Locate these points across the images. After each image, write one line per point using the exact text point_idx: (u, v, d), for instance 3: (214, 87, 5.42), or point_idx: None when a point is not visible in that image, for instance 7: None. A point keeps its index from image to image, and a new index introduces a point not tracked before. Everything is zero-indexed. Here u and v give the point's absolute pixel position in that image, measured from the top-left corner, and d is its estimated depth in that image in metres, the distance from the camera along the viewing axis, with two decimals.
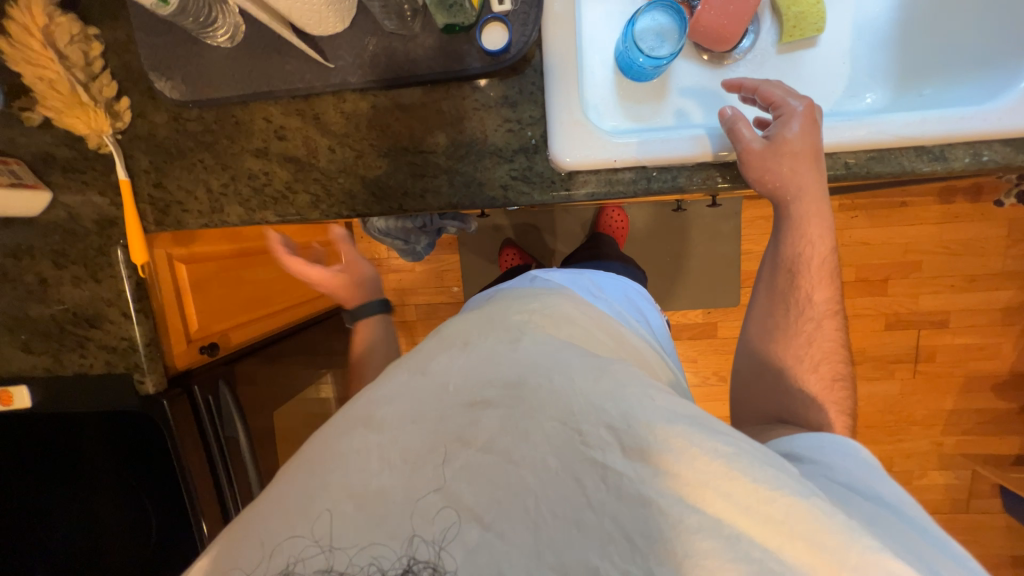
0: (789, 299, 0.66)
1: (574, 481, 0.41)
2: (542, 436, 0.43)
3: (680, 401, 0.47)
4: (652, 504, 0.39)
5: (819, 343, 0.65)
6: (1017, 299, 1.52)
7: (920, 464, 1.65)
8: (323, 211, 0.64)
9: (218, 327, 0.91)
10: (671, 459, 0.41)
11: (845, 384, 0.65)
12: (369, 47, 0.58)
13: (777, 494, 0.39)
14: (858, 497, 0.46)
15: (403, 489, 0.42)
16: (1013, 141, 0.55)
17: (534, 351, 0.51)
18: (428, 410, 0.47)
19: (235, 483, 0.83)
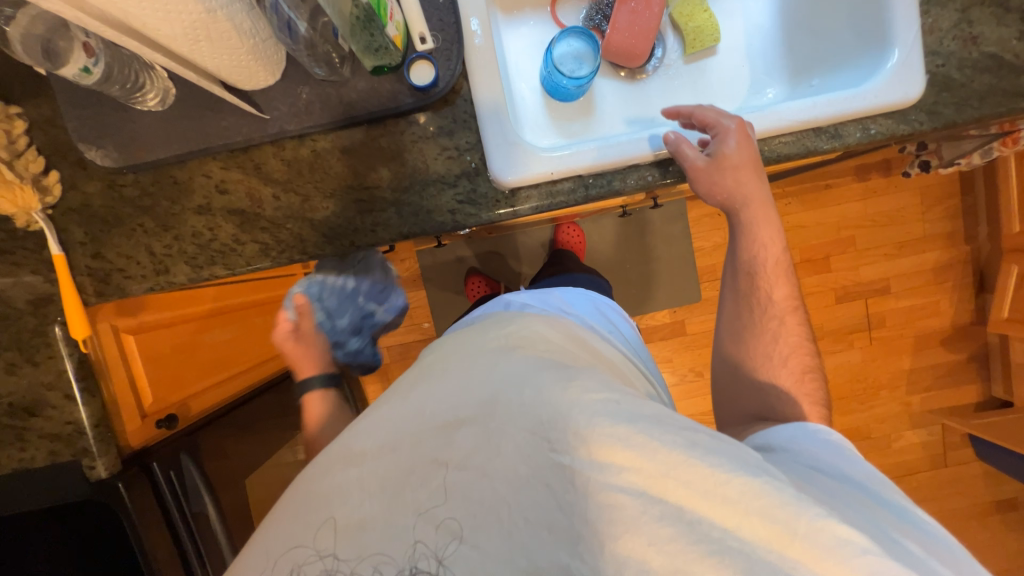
0: (752, 299, 0.70)
1: (544, 487, 0.44)
2: (513, 452, 0.46)
3: (648, 402, 0.49)
4: (620, 498, 0.42)
5: (785, 339, 0.69)
6: (943, 258, 1.66)
7: (895, 426, 1.73)
8: (274, 258, 0.64)
9: (176, 397, 0.86)
10: (635, 453, 0.43)
11: (814, 377, 0.69)
12: (303, 95, 0.60)
13: (733, 478, 0.42)
14: (824, 477, 0.52)
15: (392, 510, 0.46)
16: (894, 114, 0.63)
17: (503, 368, 0.52)
18: (407, 439, 0.50)
19: (207, 563, 0.77)
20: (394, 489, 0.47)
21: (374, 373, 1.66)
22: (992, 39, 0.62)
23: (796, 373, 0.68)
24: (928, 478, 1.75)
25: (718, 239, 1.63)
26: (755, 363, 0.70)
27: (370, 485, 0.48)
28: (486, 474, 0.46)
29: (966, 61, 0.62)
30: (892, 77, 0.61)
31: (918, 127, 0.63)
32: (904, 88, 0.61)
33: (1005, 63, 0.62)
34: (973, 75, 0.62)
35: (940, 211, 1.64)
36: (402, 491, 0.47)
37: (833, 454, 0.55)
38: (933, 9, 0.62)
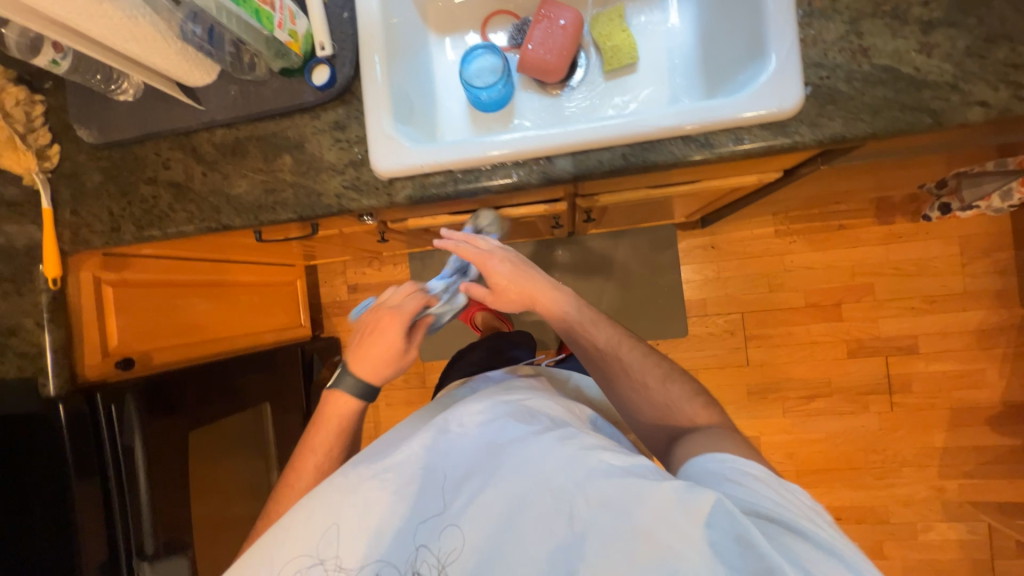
0: (596, 361, 0.74)
1: (548, 530, 0.54)
2: (517, 496, 0.56)
3: (635, 463, 0.56)
4: (602, 544, 0.51)
5: (635, 369, 0.73)
6: (990, 320, 1.42)
7: (923, 514, 1.45)
8: (196, 225, 0.75)
9: (141, 346, 1.00)
10: (619, 510, 0.51)
11: (676, 377, 0.74)
12: (232, 92, 0.73)
13: (702, 531, 0.48)
14: (760, 519, 0.51)
15: (408, 532, 0.57)
16: (771, 125, 0.61)
17: (509, 431, 0.63)
18: (416, 479, 0.60)
19: (125, 493, 0.88)
20: (410, 517, 0.57)
21: None
22: (886, 51, 0.58)
23: (658, 385, 0.73)
24: None
25: (710, 272, 1.54)
26: (635, 401, 0.73)
27: (388, 511, 0.58)
28: (493, 513, 0.56)
29: (856, 73, 0.58)
30: (764, 88, 0.59)
31: (798, 139, 0.60)
32: (778, 98, 0.59)
33: (901, 76, 0.57)
34: (864, 88, 0.58)
35: (986, 265, 1.42)
36: (417, 519, 0.57)
37: (749, 488, 0.54)
38: (816, 20, 0.60)
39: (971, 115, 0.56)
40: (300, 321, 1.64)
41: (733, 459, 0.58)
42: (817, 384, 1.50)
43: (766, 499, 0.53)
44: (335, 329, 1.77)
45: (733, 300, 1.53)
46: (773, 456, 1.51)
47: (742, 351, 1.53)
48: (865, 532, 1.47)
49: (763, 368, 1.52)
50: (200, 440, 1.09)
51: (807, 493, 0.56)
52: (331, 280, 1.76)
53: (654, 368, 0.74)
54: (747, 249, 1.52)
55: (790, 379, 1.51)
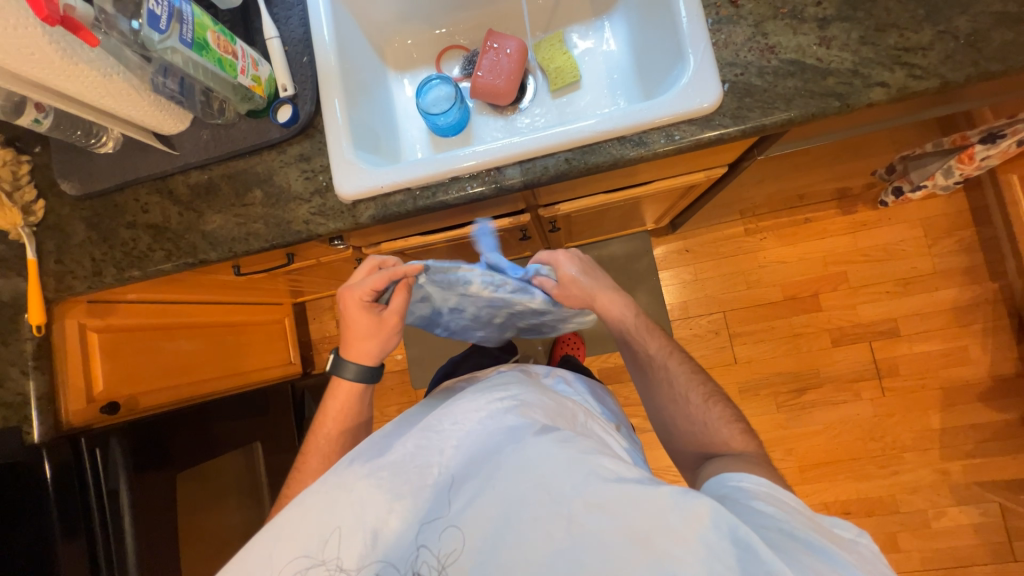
0: (643, 367, 0.75)
1: (544, 534, 0.47)
2: (513, 498, 0.50)
3: (636, 471, 0.52)
4: (602, 549, 0.45)
5: (680, 382, 0.72)
6: (964, 297, 1.45)
7: (932, 500, 1.42)
8: (174, 262, 0.79)
9: (127, 390, 1.02)
10: (619, 512, 0.47)
11: (720, 399, 0.71)
12: (204, 136, 0.78)
13: (705, 534, 0.44)
14: (779, 534, 0.46)
15: (406, 536, 0.52)
16: (697, 121, 0.66)
17: (508, 430, 0.58)
18: (414, 480, 0.56)
19: (109, 536, 0.86)
20: (399, 518, 0.53)
21: None
22: (790, 47, 0.65)
23: (701, 403, 0.71)
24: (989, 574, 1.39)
25: (687, 275, 1.58)
26: (672, 413, 0.72)
27: (385, 513, 0.54)
28: (488, 516, 0.50)
29: (766, 68, 0.64)
30: (686, 89, 0.65)
31: (724, 131, 0.65)
32: (700, 96, 0.65)
33: (807, 66, 0.64)
34: (775, 80, 0.64)
35: (951, 244, 1.46)
36: (417, 519, 0.53)
37: (777, 503, 0.50)
38: (725, 26, 0.67)
39: (874, 95, 0.61)
40: (290, 358, 1.65)
41: (765, 482, 0.54)
42: (806, 376, 1.50)
43: (794, 518, 0.48)
44: (326, 364, 1.79)
45: (713, 300, 1.56)
46: (773, 454, 1.49)
47: (728, 350, 1.54)
48: (877, 525, 1.43)
49: (751, 365, 1.53)
50: (186, 487, 1.08)
51: (851, 525, 0.49)
52: (320, 316, 1.79)
53: (699, 386, 0.72)
54: (720, 249, 1.57)
55: (779, 373, 1.52)
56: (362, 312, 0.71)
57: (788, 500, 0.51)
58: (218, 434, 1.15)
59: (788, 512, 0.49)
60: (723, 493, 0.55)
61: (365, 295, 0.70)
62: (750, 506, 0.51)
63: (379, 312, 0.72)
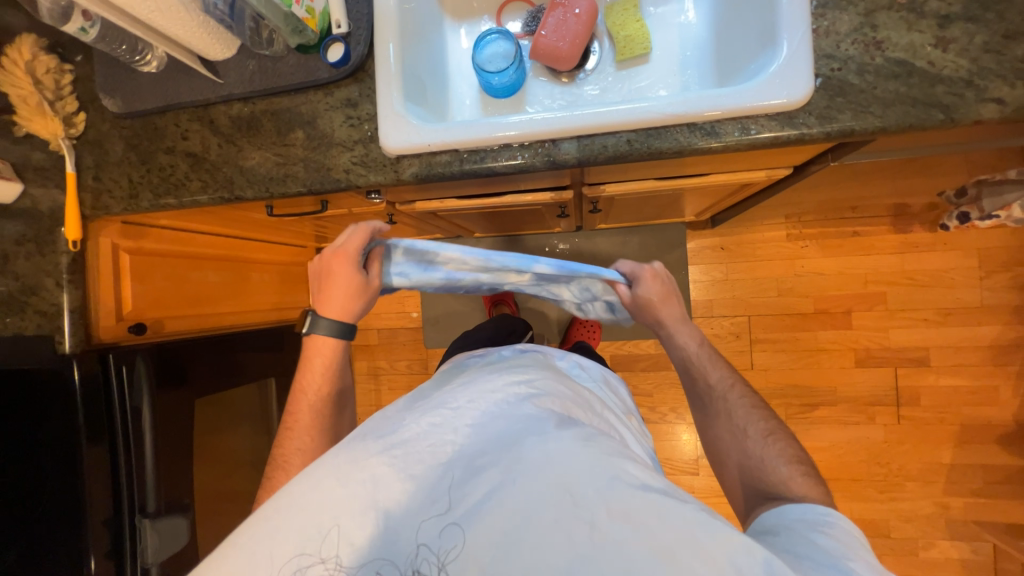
0: (702, 395, 0.76)
1: (563, 536, 0.47)
2: (532, 494, 0.50)
3: (651, 474, 0.53)
4: (622, 559, 0.45)
5: (737, 412, 0.72)
6: (1006, 336, 1.38)
7: (925, 531, 1.42)
8: (209, 195, 0.77)
9: (153, 313, 1.04)
10: (639, 524, 0.46)
11: (781, 436, 0.68)
12: (250, 67, 0.75)
13: (734, 556, 0.45)
14: (820, 568, 0.45)
15: (412, 524, 0.51)
16: (780, 116, 0.60)
17: (525, 420, 0.58)
18: (427, 461, 0.55)
19: (131, 444, 0.90)
20: (409, 502, 0.52)
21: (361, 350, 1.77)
22: (901, 45, 0.58)
23: (758, 438, 0.69)
24: None
25: (718, 273, 1.53)
26: (726, 443, 0.71)
27: (393, 494, 0.52)
28: (504, 511, 0.50)
29: (868, 66, 0.58)
30: (773, 78, 0.59)
31: (806, 131, 0.59)
32: (788, 89, 0.59)
33: (915, 70, 0.57)
34: (876, 81, 0.58)
35: (1005, 279, 1.38)
36: (427, 506, 0.52)
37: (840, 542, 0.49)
38: (830, 12, 0.60)
39: (985, 112, 0.55)
40: (309, 302, 1.67)
41: (828, 517, 0.54)
42: (822, 392, 1.47)
43: (855, 557, 0.47)
44: None
45: (740, 303, 1.52)
46: None
47: (747, 354, 1.51)
48: None
49: (767, 372, 1.50)
50: (203, 414, 1.12)
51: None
52: None
53: (761, 423, 0.70)
54: (757, 252, 1.51)
55: (794, 385, 1.49)
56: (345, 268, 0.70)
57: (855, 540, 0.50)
58: (236, 366, 1.18)
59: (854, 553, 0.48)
60: (783, 525, 0.54)
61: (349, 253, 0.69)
62: (813, 541, 0.50)
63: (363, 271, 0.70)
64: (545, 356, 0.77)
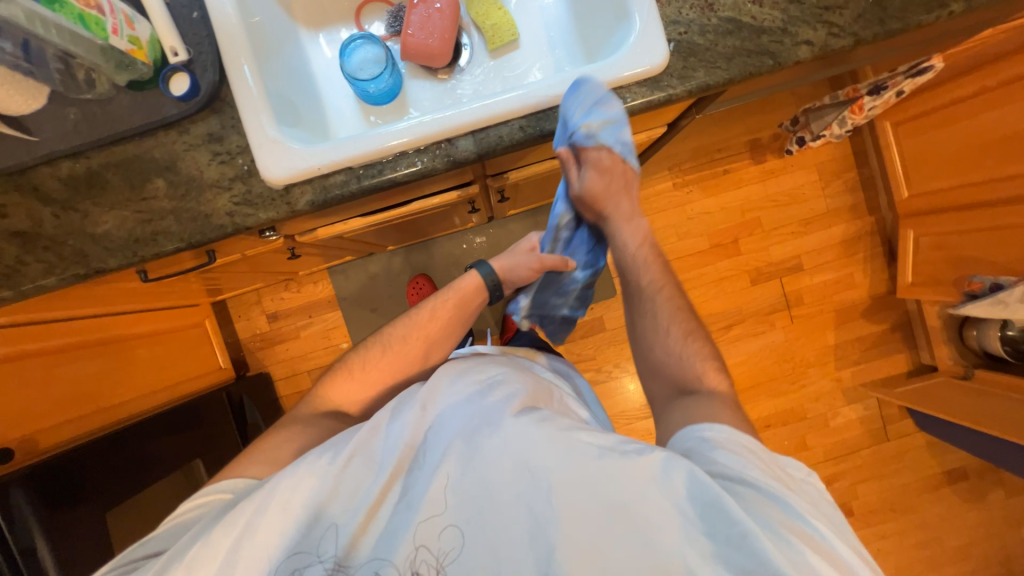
0: (635, 298, 0.81)
1: (526, 509, 0.52)
2: (496, 478, 0.55)
3: (609, 433, 0.57)
4: (578, 516, 0.51)
5: (665, 317, 0.77)
6: (850, 230, 1.68)
7: (831, 404, 1.70)
8: (59, 277, 0.64)
9: (20, 431, 0.86)
10: (597, 487, 0.51)
11: (696, 336, 0.76)
12: (70, 115, 0.63)
13: (674, 493, 0.50)
14: (753, 496, 0.50)
15: (398, 524, 0.56)
16: (647, 82, 0.66)
17: (483, 411, 0.60)
18: (402, 462, 0.60)
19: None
20: (393, 500, 0.58)
21: (295, 399, 1.63)
22: (728, 5, 0.66)
23: (680, 341, 0.75)
24: (871, 455, 1.72)
25: None
26: (650, 339, 0.78)
27: (375, 498, 0.57)
28: (472, 497, 0.54)
29: (707, 27, 0.66)
30: (634, 48, 0.64)
31: (672, 91, 0.65)
32: (650, 56, 0.64)
33: (743, 25, 0.66)
34: (716, 39, 0.65)
35: (840, 185, 1.67)
36: (408, 506, 0.56)
37: (739, 454, 0.54)
38: None
39: (801, 53, 0.65)
40: (221, 363, 1.49)
41: (729, 431, 0.57)
42: (732, 314, 1.68)
43: (757, 466, 0.53)
44: (263, 363, 1.64)
45: None
46: None
47: None
48: (791, 431, 1.70)
49: None
50: (119, 524, 0.95)
51: (802, 465, 0.57)
52: (247, 313, 1.63)
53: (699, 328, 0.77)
54: (653, 205, 1.65)
55: (710, 314, 1.68)
56: (519, 257, 0.90)
57: (757, 448, 0.56)
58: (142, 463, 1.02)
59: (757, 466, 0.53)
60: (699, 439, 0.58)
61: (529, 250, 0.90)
62: (717, 459, 0.54)
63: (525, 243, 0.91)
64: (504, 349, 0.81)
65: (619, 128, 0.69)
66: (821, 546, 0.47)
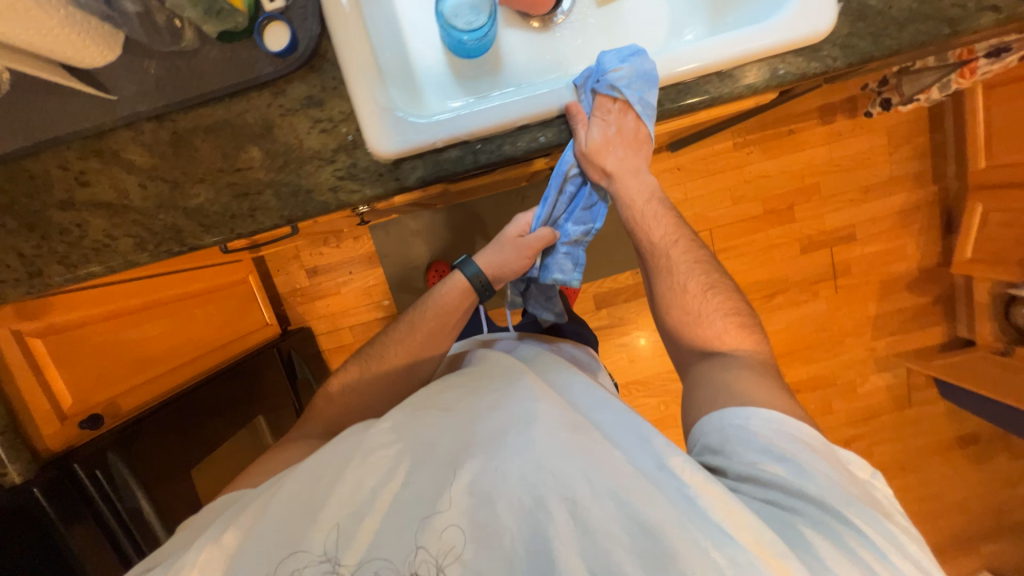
0: (646, 257, 0.75)
1: (540, 516, 0.51)
2: (516, 476, 0.54)
3: (639, 459, 0.58)
4: (597, 535, 0.50)
5: (681, 271, 0.73)
6: (911, 200, 1.61)
7: (860, 372, 1.75)
8: (152, 252, 0.60)
9: (101, 397, 0.86)
10: (618, 502, 0.51)
11: (720, 289, 0.73)
12: (150, 70, 0.55)
13: (699, 521, 0.50)
14: (803, 533, 0.50)
15: (409, 521, 0.54)
16: (804, 51, 0.57)
17: (512, 415, 0.61)
18: (424, 456, 0.60)
19: (135, 532, 0.79)
20: (407, 494, 0.57)
21: (337, 353, 1.64)
22: None
23: (700, 294, 0.72)
24: (891, 420, 1.79)
25: (679, 194, 1.59)
26: (668, 303, 0.74)
27: (388, 494, 0.57)
28: (487, 495, 0.54)
29: None
30: (797, 11, 0.56)
31: (831, 63, 0.57)
32: (815, 19, 0.56)
33: None
34: (890, 0, 0.57)
35: (908, 151, 1.58)
36: (419, 501, 0.55)
37: (796, 474, 0.54)
38: None
39: (984, 21, 0.57)
40: (267, 318, 1.45)
41: (767, 417, 0.59)
42: (777, 282, 1.66)
43: (832, 497, 0.52)
44: (304, 318, 1.64)
45: (701, 218, 1.60)
46: None
47: None
48: (819, 395, 1.75)
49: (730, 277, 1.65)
50: (204, 477, 1.00)
51: (865, 465, 0.60)
52: (285, 267, 1.59)
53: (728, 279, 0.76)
54: (710, 165, 1.57)
55: (755, 282, 1.66)
56: (507, 246, 0.80)
57: (806, 449, 0.56)
58: (219, 421, 1.04)
59: (802, 472, 0.54)
60: (724, 431, 0.60)
61: (519, 233, 0.80)
62: (762, 467, 0.55)
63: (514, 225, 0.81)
64: (532, 353, 0.82)
65: (646, 100, 0.58)
66: (864, 562, 0.47)
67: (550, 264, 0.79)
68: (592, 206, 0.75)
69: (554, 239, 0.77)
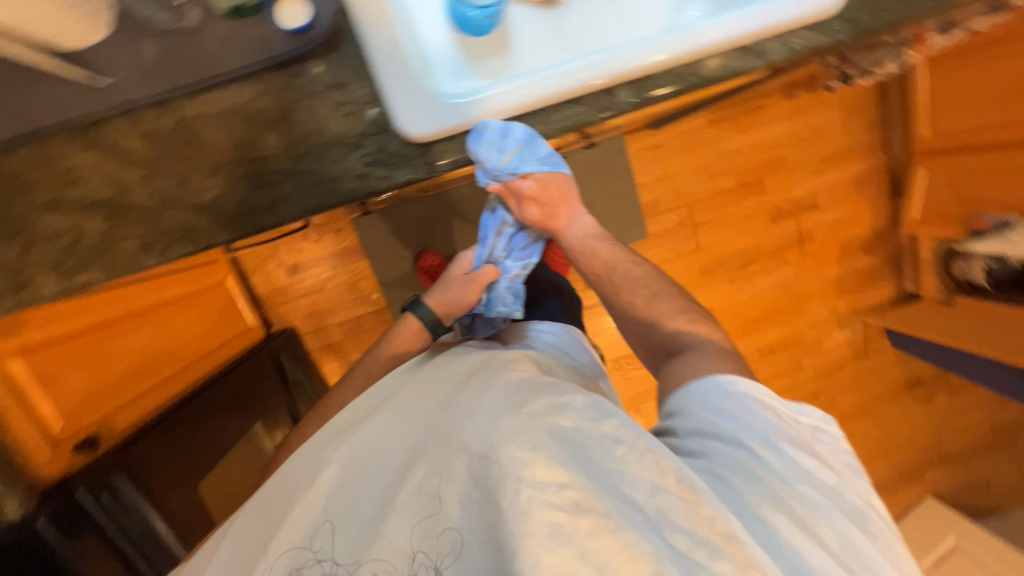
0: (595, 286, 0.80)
1: (495, 506, 0.46)
2: (462, 468, 0.50)
3: (588, 417, 0.50)
4: (550, 517, 0.43)
5: (624, 288, 0.76)
6: (864, 168, 1.74)
7: (825, 330, 1.89)
8: (159, 254, 0.54)
9: (93, 416, 0.83)
10: (568, 476, 0.45)
11: (664, 296, 0.74)
12: (147, 51, 0.52)
13: (662, 482, 0.45)
14: (755, 482, 0.47)
15: (372, 527, 0.51)
16: (814, 24, 0.61)
17: (455, 405, 0.57)
18: (375, 463, 0.57)
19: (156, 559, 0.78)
20: (369, 504, 0.54)
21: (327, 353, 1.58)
22: None
23: (645, 304, 0.74)
24: (853, 371, 1.97)
25: (658, 171, 1.64)
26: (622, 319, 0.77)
27: (343, 507, 0.54)
28: (442, 492, 0.50)
29: None
30: None
31: (837, 37, 0.61)
32: None
33: None
34: None
35: (861, 122, 1.70)
36: (378, 506, 0.53)
37: (739, 424, 0.51)
38: None
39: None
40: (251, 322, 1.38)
41: (729, 382, 0.56)
42: (751, 251, 1.76)
43: (779, 438, 0.50)
44: (287, 319, 1.56)
45: (680, 194, 1.66)
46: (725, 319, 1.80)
47: (693, 238, 1.71)
48: (791, 354, 1.89)
49: (709, 250, 1.73)
50: (216, 494, 0.92)
51: (814, 413, 0.56)
52: (262, 266, 1.51)
53: (668, 285, 0.75)
54: (687, 142, 1.63)
55: (731, 253, 1.75)
56: (455, 283, 0.88)
57: (759, 404, 0.53)
58: (231, 425, 0.98)
59: (744, 423, 0.51)
60: (680, 405, 0.57)
61: (463, 271, 0.90)
62: (712, 422, 0.52)
63: (460, 263, 0.92)
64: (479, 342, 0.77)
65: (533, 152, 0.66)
66: (801, 511, 0.46)
67: (494, 298, 0.88)
68: (528, 245, 0.89)
69: (497, 275, 0.89)
